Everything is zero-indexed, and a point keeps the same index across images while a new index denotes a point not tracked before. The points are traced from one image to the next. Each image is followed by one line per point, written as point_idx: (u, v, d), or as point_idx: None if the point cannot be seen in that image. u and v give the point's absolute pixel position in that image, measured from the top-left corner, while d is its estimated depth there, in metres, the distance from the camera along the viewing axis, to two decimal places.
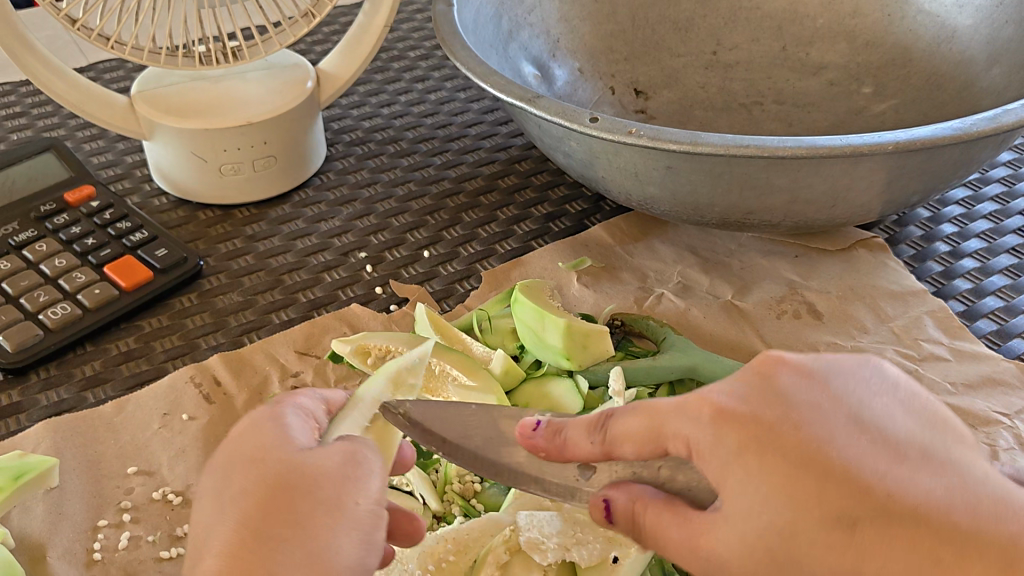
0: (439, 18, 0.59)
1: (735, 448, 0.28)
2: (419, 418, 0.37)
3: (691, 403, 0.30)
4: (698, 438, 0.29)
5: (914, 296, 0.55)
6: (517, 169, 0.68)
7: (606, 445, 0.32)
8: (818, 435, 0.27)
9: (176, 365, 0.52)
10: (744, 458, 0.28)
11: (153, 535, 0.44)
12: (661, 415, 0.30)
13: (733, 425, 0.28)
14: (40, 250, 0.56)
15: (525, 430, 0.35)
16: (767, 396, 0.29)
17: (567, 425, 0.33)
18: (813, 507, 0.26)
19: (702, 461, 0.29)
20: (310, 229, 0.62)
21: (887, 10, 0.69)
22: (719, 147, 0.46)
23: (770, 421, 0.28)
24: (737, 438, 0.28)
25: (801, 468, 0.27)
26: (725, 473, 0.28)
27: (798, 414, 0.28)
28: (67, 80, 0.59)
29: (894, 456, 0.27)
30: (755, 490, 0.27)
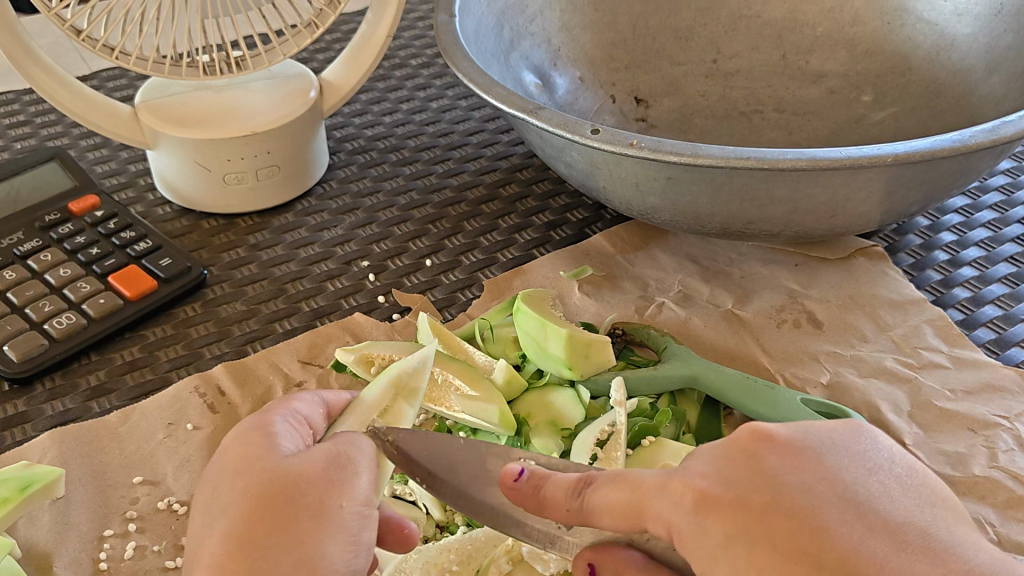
0: (441, 29, 0.60)
1: (722, 539, 0.27)
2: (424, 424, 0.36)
3: (672, 484, 0.29)
4: (681, 521, 0.28)
5: (913, 305, 0.55)
6: (518, 177, 0.68)
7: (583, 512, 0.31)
8: (809, 516, 0.27)
9: (180, 374, 0.53)
10: (732, 548, 0.27)
11: (158, 545, 0.45)
12: (642, 489, 0.30)
13: (715, 516, 0.28)
14: (45, 259, 0.56)
15: (509, 478, 0.32)
16: (743, 482, 0.28)
17: (551, 478, 0.32)
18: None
19: (684, 545, 0.28)
20: (313, 239, 0.63)
21: (886, 19, 0.69)
22: (720, 159, 0.47)
23: (756, 505, 0.27)
24: (724, 529, 0.27)
25: (789, 562, 0.26)
26: (711, 563, 0.27)
27: (784, 496, 0.27)
28: (72, 90, 0.59)
29: (887, 539, 0.26)
30: (739, 570, 0.27)
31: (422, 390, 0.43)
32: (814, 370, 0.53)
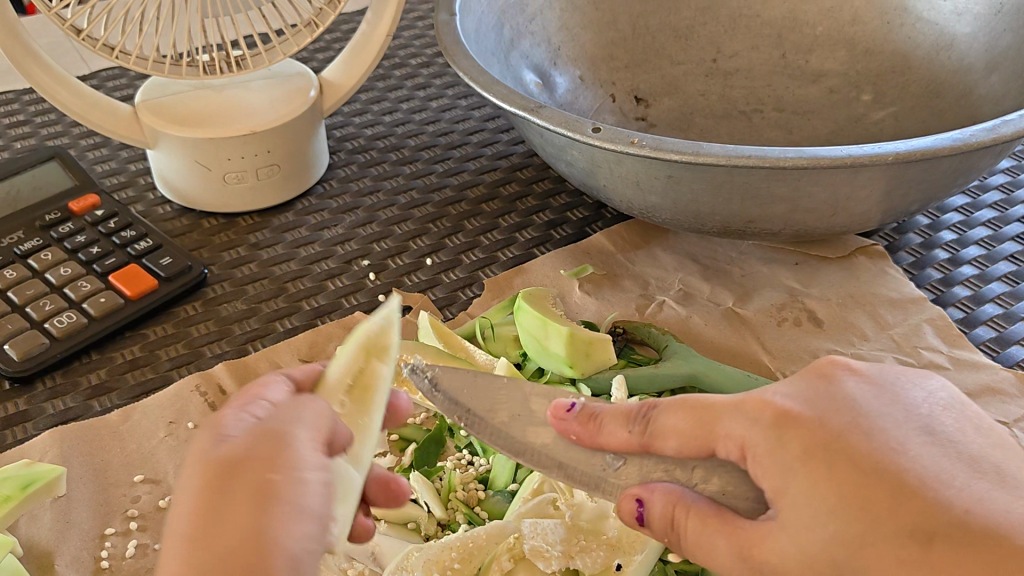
0: (442, 28, 0.60)
1: (799, 453, 0.29)
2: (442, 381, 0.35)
3: (747, 401, 0.31)
4: (755, 441, 0.30)
5: (914, 303, 0.56)
6: (519, 176, 0.68)
7: (647, 437, 0.32)
8: (884, 444, 0.29)
9: (181, 373, 0.53)
10: (810, 463, 0.28)
11: (159, 543, 0.44)
12: (710, 411, 0.31)
13: (787, 443, 0.29)
14: (45, 258, 0.56)
15: (559, 412, 0.34)
16: (822, 406, 0.30)
17: (602, 410, 0.34)
18: (883, 514, 0.27)
19: (756, 462, 0.30)
20: (313, 238, 0.63)
21: (885, 18, 0.69)
22: (721, 157, 0.47)
23: (836, 428, 0.29)
24: (802, 444, 0.29)
25: (868, 495, 0.27)
26: (788, 479, 0.29)
27: (861, 424, 0.29)
28: (71, 89, 0.59)
29: (965, 470, 0.28)
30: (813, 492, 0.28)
31: (394, 347, 0.39)
32: None
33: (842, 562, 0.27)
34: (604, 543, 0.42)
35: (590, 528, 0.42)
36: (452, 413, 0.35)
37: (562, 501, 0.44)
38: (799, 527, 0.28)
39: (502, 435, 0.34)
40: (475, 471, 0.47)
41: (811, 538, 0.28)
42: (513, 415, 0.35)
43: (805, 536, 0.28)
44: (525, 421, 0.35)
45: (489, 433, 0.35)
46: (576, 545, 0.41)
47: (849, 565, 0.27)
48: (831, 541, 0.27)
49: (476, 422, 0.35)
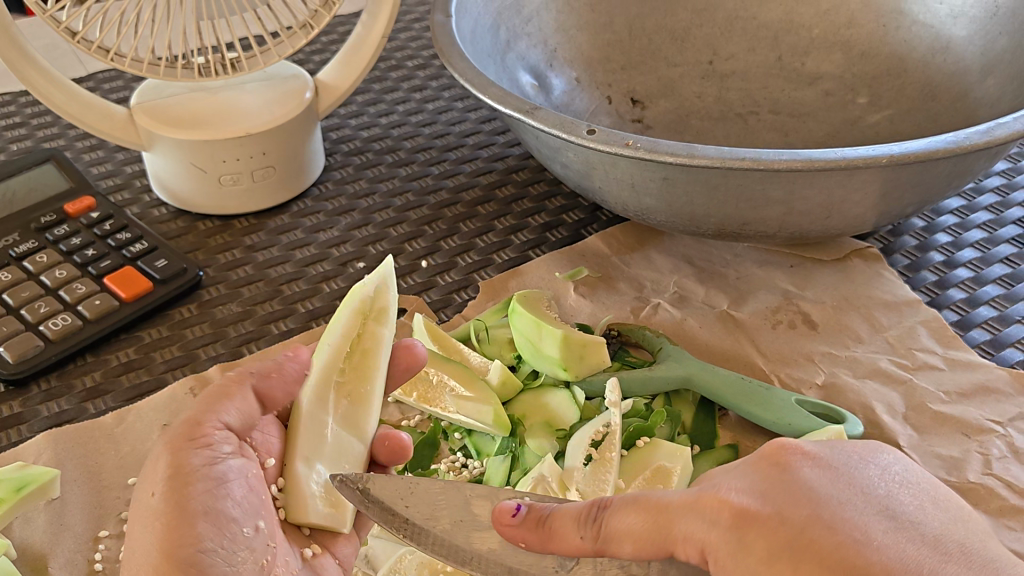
0: (438, 30, 0.60)
1: (762, 554, 0.29)
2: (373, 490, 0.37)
3: (703, 500, 0.31)
4: (714, 545, 0.30)
5: (908, 306, 0.56)
6: (514, 179, 0.68)
7: (597, 543, 0.32)
8: (845, 535, 0.28)
9: (175, 375, 0.53)
10: (773, 564, 0.29)
11: None
12: (664, 511, 0.31)
13: (749, 547, 0.29)
14: (40, 261, 0.56)
15: (507, 516, 0.34)
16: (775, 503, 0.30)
17: (549, 512, 0.33)
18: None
19: (719, 564, 0.30)
20: (308, 240, 0.63)
21: (882, 21, 0.69)
22: (715, 160, 0.47)
23: (796, 521, 0.29)
24: (765, 543, 0.29)
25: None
26: None
27: (820, 519, 0.29)
28: (67, 91, 0.59)
29: (934, 553, 0.28)
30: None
31: (391, 307, 0.45)
32: (809, 371, 0.53)
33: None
34: None
35: None
36: (390, 523, 0.36)
37: None
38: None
39: (443, 544, 0.36)
40: (470, 474, 0.47)
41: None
42: (455, 521, 0.36)
43: None
44: (468, 527, 0.36)
45: (431, 542, 0.36)
46: None
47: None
48: None
49: (418, 531, 0.36)
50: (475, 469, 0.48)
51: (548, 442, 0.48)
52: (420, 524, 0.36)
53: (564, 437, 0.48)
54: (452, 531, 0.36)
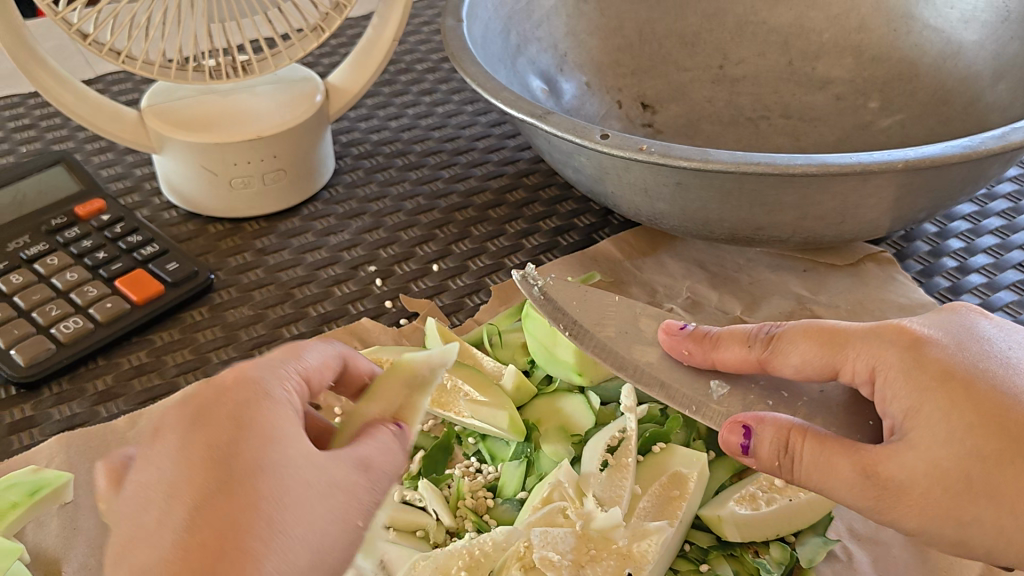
0: (449, 34, 0.60)
1: (933, 381, 0.36)
2: (548, 297, 0.47)
3: (880, 334, 0.38)
4: (888, 366, 0.37)
5: (923, 310, 0.55)
6: (525, 182, 0.68)
7: (766, 352, 0.40)
8: (1010, 397, 0.35)
9: (188, 379, 0.53)
10: (948, 389, 0.35)
11: None
12: (838, 339, 0.39)
13: (923, 370, 0.36)
14: (51, 263, 0.56)
15: (674, 330, 0.43)
16: (957, 352, 0.37)
17: (714, 332, 0.42)
18: (1007, 441, 0.34)
19: (888, 382, 0.37)
20: (319, 243, 0.63)
21: (892, 26, 0.70)
22: (731, 165, 0.46)
23: (964, 367, 0.36)
24: (936, 373, 0.36)
25: (996, 424, 0.34)
26: (924, 398, 0.35)
27: (980, 368, 0.36)
28: (77, 94, 0.59)
29: None
30: (953, 420, 0.35)
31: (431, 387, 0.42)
32: None
33: (975, 476, 0.34)
34: (614, 553, 0.41)
35: (601, 537, 0.41)
36: (559, 319, 0.46)
37: (572, 509, 0.42)
38: (931, 446, 0.35)
39: (608, 348, 0.44)
40: (484, 479, 0.47)
41: (941, 454, 0.34)
42: (620, 331, 0.45)
43: (940, 451, 0.34)
44: (630, 339, 0.45)
45: (592, 343, 0.45)
46: (586, 554, 0.41)
47: (979, 479, 0.34)
48: (964, 455, 0.34)
49: (582, 332, 0.45)
50: (488, 474, 0.47)
51: (563, 448, 0.47)
52: (589, 328, 0.45)
53: (579, 443, 0.47)
54: (617, 337, 0.45)
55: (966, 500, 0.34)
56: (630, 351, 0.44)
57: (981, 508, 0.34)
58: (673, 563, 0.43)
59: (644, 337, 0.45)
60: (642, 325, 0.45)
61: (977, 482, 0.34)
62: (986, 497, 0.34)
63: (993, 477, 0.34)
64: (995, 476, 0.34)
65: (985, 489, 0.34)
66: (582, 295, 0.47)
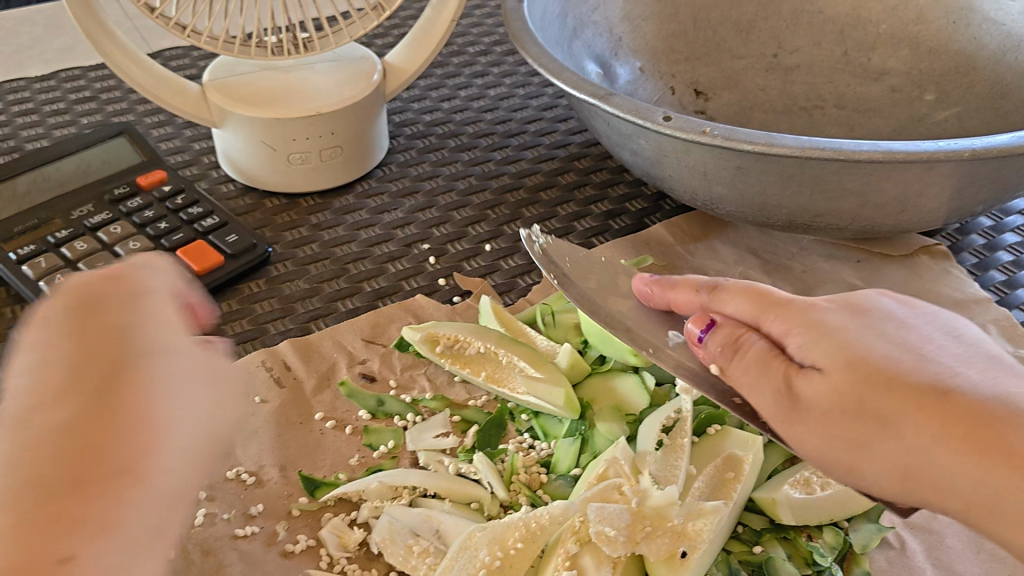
0: (510, 14, 0.60)
1: (834, 331, 0.37)
2: (547, 248, 0.47)
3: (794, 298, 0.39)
4: (796, 322, 0.38)
5: (978, 305, 0.55)
6: (577, 166, 0.68)
7: (709, 297, 0.41)
8: (904, 349, 0.36)
9: (245, 349, 0.54)
10: (845, 337, 0.37)
11: (227, 513, 0.45)
12: (769, 297, 0.40)
13: (825, 323, 0.38)
14: (115, 232, 0.57)
15: (643, 281, 0.44)
16: (862, 314, 0.38)
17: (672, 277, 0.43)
18: (896, 375, 0.35)
19: (794, 336, 0.38)
20: (374, 220, 0.63)
21: (951, 18, 0.69)
22: (795, 149, 0.46)
23: (863, 326, 0.37)
24: (837, 327, 0.37)
25: (888, 364, 0.35)
26: (824, 343, 0.37)
27: (882, 326, 0.37)
28: (143, 67, 0.60)
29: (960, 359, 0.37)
30: (847, 355, 0.36)
31: None
32: None
33: (868, 405, 0.34)
34: (669, 531, 0.41)
35: (656, 515, 0.41)
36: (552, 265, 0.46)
37: (628, 486, 0.42)
38: (827, 379, 0.35)
39: (585, 295, 0.44)
40: (538, 454, 0.47)
41: (837, 385, 0.35)
42: (599, 285, 0.46)
43: (836, 384, 0.35)
44: (607, 293, 0.45)
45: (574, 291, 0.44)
46: (641, 531, 0.41)
47: (872, 406, 0.34)
48: (856, 386, 0.35)
49: (568, 279, 0.45)
50: (542, 450, 0.48)
51: (619, 427, 0.46)
52: (572, 278, 0.45)
53: (634, 422, 0.47)
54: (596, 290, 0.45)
55: (860, 426, 0.34)
56: (605, 300, 0.44)
57: (875, 434, 0.34)
58: (727, 544, 0.43)
59: (619, 291, 0.45)
60: (619, 284, 0.46)
61: (870, 410, 0.34)
62: (871, 421, 0.34)
63: (879, 403, 0.34)
64: (881, 403, 0.34)
65: (876, 416, 0.34)
66: (576, 256, 0.48)
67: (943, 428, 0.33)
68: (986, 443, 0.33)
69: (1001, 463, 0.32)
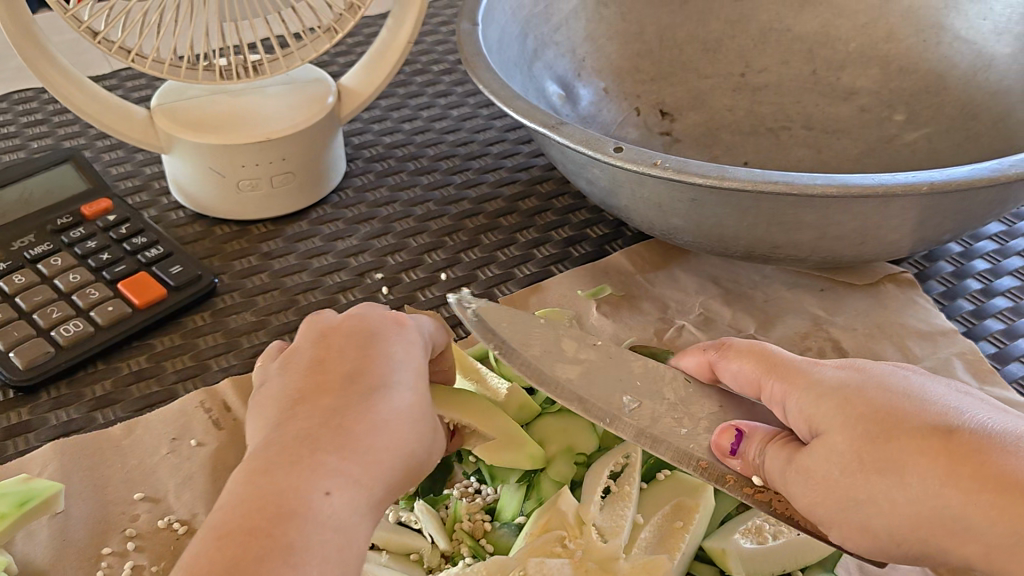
0: (463, 37, 0.58)
1: (827, 385, 0.36)
2: (478, 312, 0.43)
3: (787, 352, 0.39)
4: (795, 379, 0.37)
5: (944, 336, 0.54)
6: (539, 190, 0.67)
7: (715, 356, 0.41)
8: (900, 391, 0.35)
9: (186, 387, 0.52)
10: (840, 389, 0.36)
11: (156, 566, 0.43)
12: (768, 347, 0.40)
13: (820, 378, 0.37)
14: (54, 264, 0.55)
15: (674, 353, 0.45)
16: (854, 362, 0.37)
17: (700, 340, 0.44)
18: (900, 424, 0.34)
19: (791, 394, 0.37)
20: (327, 248, 0.62)
21: (921, 36, 0.68)
22: (747, 183, 0.45)
23: (854, 372, 0.37)
24: (831, 379, 0.37)
25: (885, 412, 0.34)
26: (822, 398, 0.36)
27: (877, 372, 0.37)
28: (86, 92, 0.58)
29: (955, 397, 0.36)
30: (848, 408, 0.35)
31: None
32: None
33: (869, 457, 0.34)
34: None
35: (599, 569, 0.40)
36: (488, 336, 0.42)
37: (571, 538, 0.41)
38: (830, 436, 0.35)
39: (524, 363, 0.41)
40: (483, 501, 0.46)
41: (840, 440, 0.34)
42: (542, 351, 0.42)
43: (838, 438, 0.35)
44: (554, 358, 0.42)
45: (517, 361, 0.41)
46: None
47: (874, 457, 0.34)
48: (858, 441, 0.34)
49: (510, 351, 0.41)
50: (488, 496, 0.46)
51: (568, 472, 0.45)
52: (515, 348, 0.42)
53: (583, 465, 0.46)
54: (541, 357, 0.42)
55: (866, 480, 0.34)
56: (552, 368, 0.41)
57: (880, 485, 0.33)
58: None
59: (566, 354, 0.42)
60: (563, 346, 0.43)
61: (872, 462, 0.34)
62: (880, 474, 0.33)
63: (883, 453, 0.34)
64: (886, 453, 0.34)
65: (879, 467, 0.33)
66: (513, 318, 0.43)
67: (951, 471, 0.32)
68: (995, 480, 0.32)
69: (1016, 500, 0.31)
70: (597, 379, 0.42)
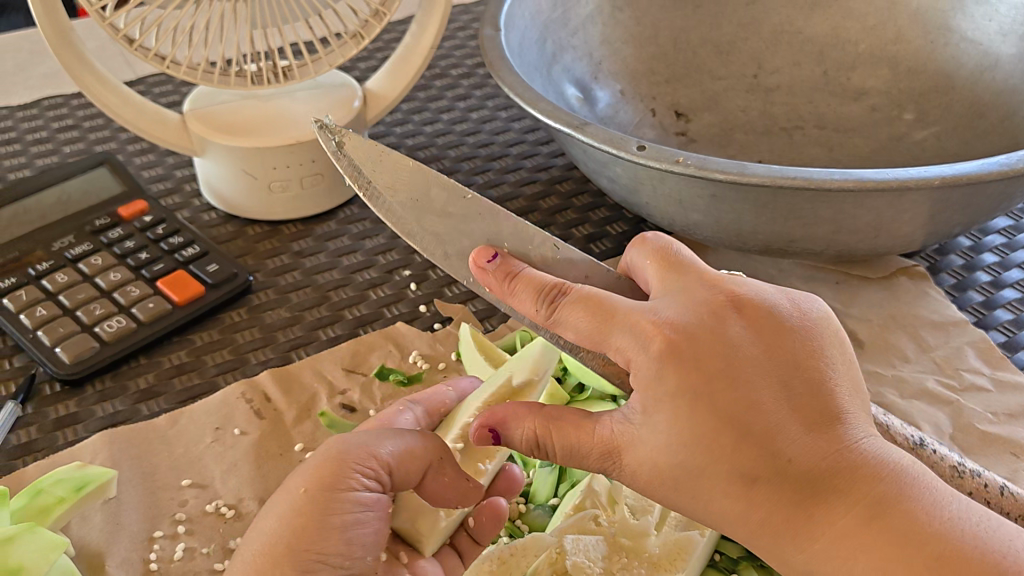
0: (487, 43, 0.60)
1: (672, 391, 0.31)
2: (345, 147, 0.40)
3: (645, 322, 0.32)
4: (638, 367, 0.32)
5: (955, 326, 0.56)
6: (558, 189, 0.69)
7: (549, 320, 0.34)
8: (739, 415, 0.31)
9: (227, 380, 0.54)
10: (680, 401, 0.31)
11: (206, 548, 0.45)
12: (614, 315, 0.33)
13: (666, 376, 0.31)
14: (95, 264, 0.57)
15: (483, 260, 0.37)
16: (709, 348, 0.32)
17: (520, 270, 0.36)
18: (727, 460, 0.31)
19: (636, 378, 0.32)
20: (355, 247, 0.64)
21: (929, 37, 0.70)
22: (766, 178, 0.47)
23: (707, 374, 0.31)
24: (677, 383, 0.31)
25: (712, 440, 0.31)
26: (658, 405, 0.31)
27: (732, 372, 0.31)
28: (122, 97, 0.60)
29: (810, 412, 0.32)
30: (679, 434, 0.31)
31: None
32: None
33: (682, 479, 0.32)
34: (645, 562, 0.43)
35: (631, 547, 0.44)
36: (357, 180, 0.39)
37: (604, 517, 0.45)
38: (652, 447, 0.32)
39: (396, 220, 0.39)
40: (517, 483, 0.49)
41: (662, 457, 0.32)
42: (412, 200, 0.39)
43: (658, 452, 0.32)
44: (422, 210, 0.39)
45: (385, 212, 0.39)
46: (618, 562, 0.43)
47: (686, 482, 0.32)
48: (677, 463, 0.32)
49: (375, 197, 0.39)
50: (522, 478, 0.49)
51: None
52: (380, 192, 0.39)
53: None
54: (407, 206, 0.39)
55: (673, 491, 0.33)
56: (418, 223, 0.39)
57: (683, 497, 0.33)
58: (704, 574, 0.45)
59: (436, 207, 0.39)
60: (432, 192, 0.39)
61: (682, 481, 0.32)
62: (689, 492, 0.32)
63: (693, 481, 0.32)
64: (701, 482, 0.32)
65: (687, 487, 0.32)
66: (377, 149, 0.39)
67: (748, 510, 0.32)
68: (788, 524, 0.31)
69: (794, 543, 0.32)
70: (468, 240, 0.39)
